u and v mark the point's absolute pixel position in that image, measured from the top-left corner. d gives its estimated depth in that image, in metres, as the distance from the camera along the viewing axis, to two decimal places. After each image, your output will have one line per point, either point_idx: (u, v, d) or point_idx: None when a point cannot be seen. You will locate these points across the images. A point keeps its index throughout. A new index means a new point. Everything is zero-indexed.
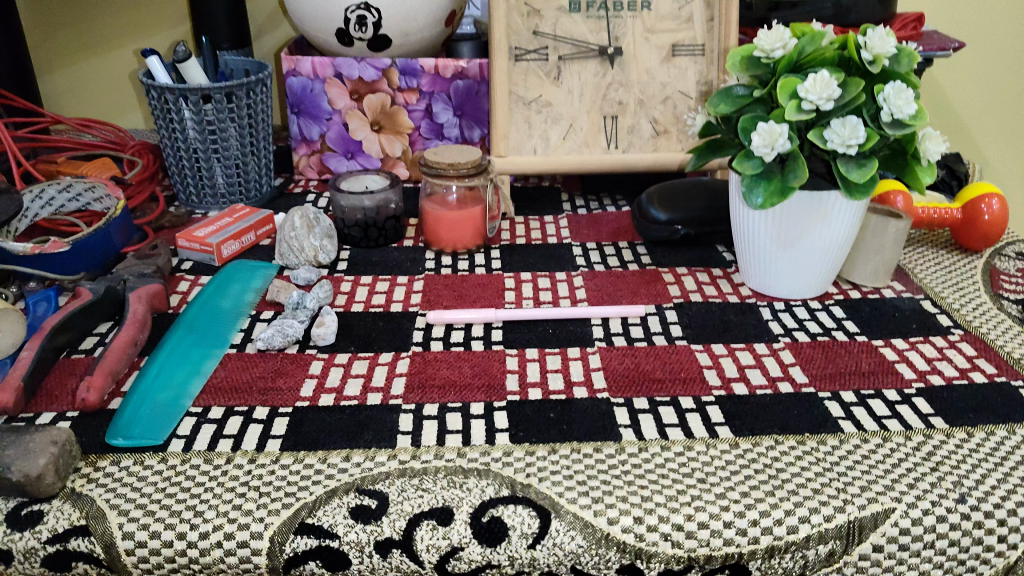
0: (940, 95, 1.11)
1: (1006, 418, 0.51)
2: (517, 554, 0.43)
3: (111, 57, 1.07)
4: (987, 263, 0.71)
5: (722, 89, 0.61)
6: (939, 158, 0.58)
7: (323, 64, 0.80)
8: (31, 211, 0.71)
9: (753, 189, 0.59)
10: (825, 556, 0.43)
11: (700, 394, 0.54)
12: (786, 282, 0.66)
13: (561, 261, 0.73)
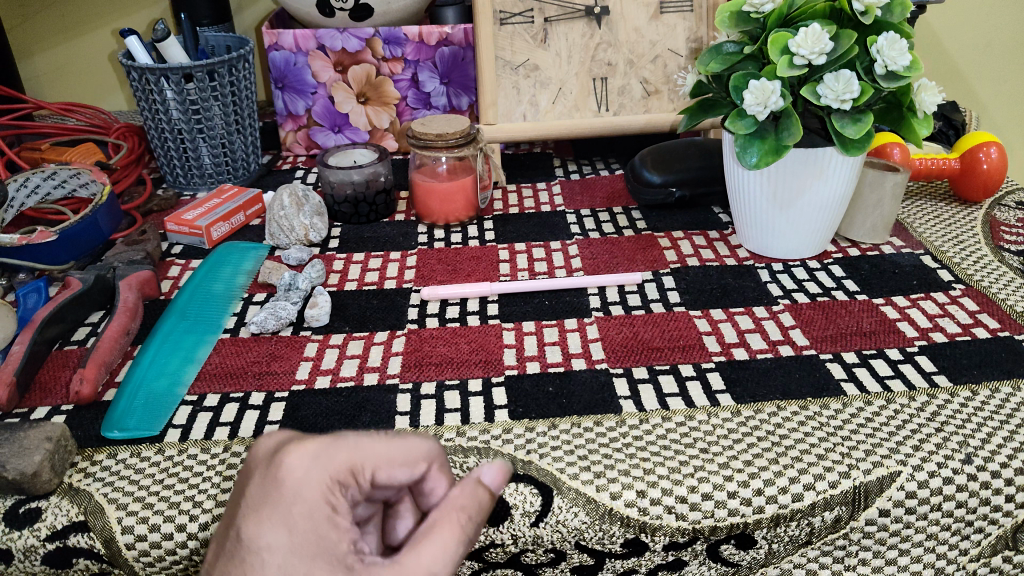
0: (935, 41, 1.09)
1: (1010, 373, 0.51)
2: (519, 532, 0.42)
3: (89, 40, 1.05)
4: (987, 214, 0.70)
5: (711, 46, 0.60)
6: (935, 110, 0.56)
7: (306, 37, 0.78)
8: (16, 201, 0.70)
9: (747, 148, 0.58)
10: (832, 522, 0.43)
11: (700, 361, 0.54)
12: (784, 242, 0.65)
13: (556, 229, 0.72)
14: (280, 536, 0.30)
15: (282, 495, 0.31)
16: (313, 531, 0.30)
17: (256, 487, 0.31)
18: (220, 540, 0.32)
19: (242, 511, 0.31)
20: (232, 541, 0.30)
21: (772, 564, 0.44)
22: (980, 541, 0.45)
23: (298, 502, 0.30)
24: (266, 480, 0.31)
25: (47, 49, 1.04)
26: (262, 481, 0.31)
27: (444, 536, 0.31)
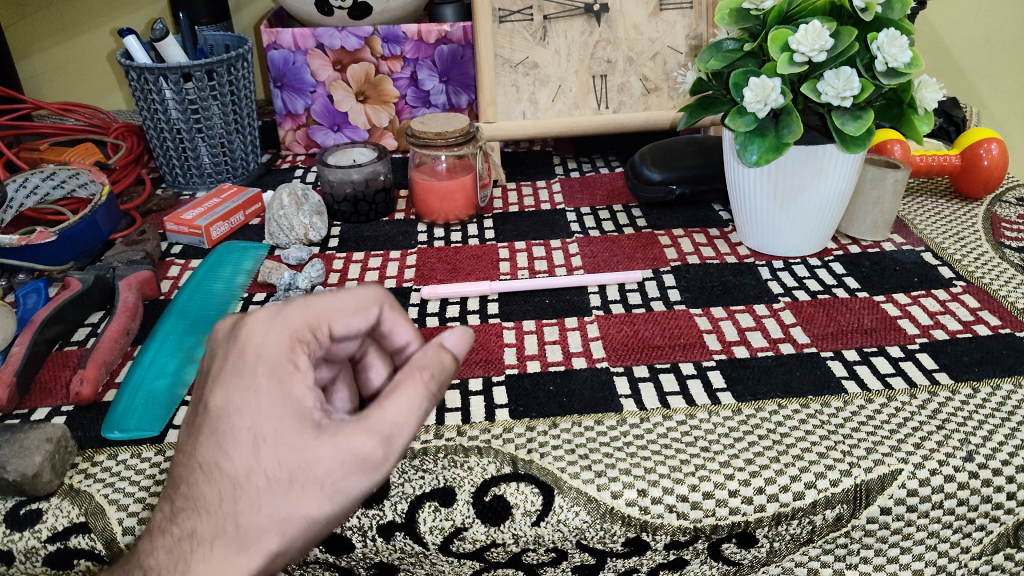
0: (934, 37, 1.09)
1: (1012, 370, 0.51)
2: (521, 531, 0.42)
3: (88, 39, 1.05)
4: (988, 211, 0.70)
5: (711, 43, 0.60)
6: (935, 106, 0.56)
7: (304, 36, 0.78)
8: (15, 202, 0.70)
9: (748, 146, 0.58)
10: (833, 520, 0.43)
11: (701, 360, 0.53)
12: (784, 240, 0.65)
13: (556, 227, 0.72)
14: (246, 400, 0.32)
15: (246, 360, 0.33)
16: (278, 391, 0.32)
17: (223, 355, 0.34)
18: (193, 409, 0.34)
19: (210, 379, 0.33)
20: (204, 406, 0.33)
21: (773, 563, 0.44)
22: (982, 539, 0.45)
23: (262, 366, 0.33)
24: (231, 347, 0.33)
25: (45, 49, 1.04)
26: (227, 348, 0.34)
27: (408, 390, 0.33)
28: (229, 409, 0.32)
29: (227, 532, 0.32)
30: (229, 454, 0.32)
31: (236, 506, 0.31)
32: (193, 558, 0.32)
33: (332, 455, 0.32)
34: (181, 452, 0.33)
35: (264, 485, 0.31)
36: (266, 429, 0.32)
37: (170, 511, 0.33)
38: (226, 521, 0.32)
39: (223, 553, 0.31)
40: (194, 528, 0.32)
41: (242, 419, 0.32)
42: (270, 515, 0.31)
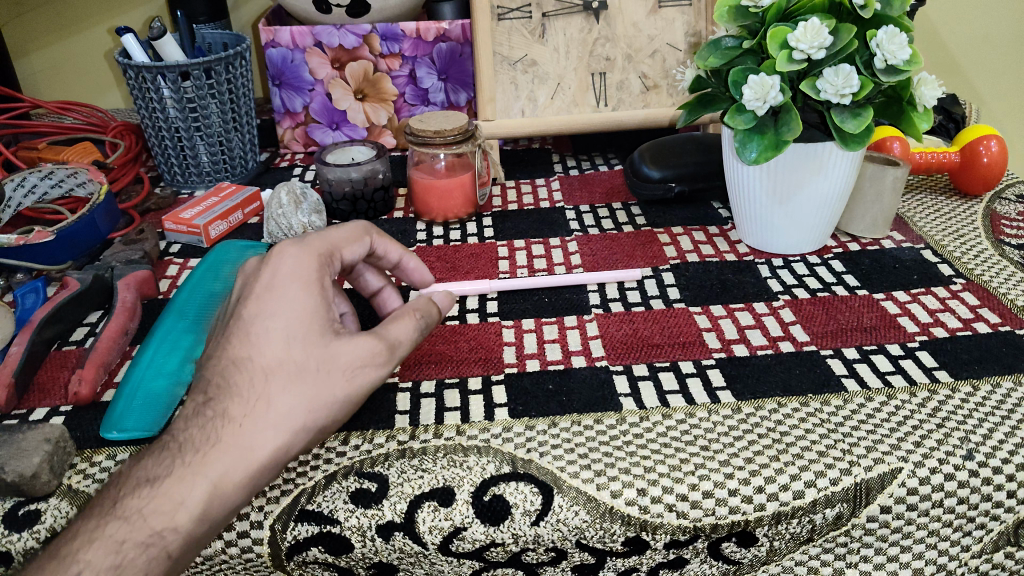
0: (932, 34, 1.09)
1: (1012, 368, 0.51)
2: (520, 531, 0.42)
3: (87, 37, 1.05)
4: (987, 208, 0.70)
5: (711, 40, 0.60)
6: (935, 104, 0.56)
7: (302, 34, 0.78)
8: (14, 201, 0.70)
9: (747, 143, 0.58)
10: (833, 519, 0.43)
11: (700, 358, 0.53)
12: (783, 238, 0.65)
13: (555, 225, 0.72)
14: (278, 305, 0.41)
15: (281, 276, 0.42)
16: (305, 298, 0.41)
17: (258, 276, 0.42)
18: (227, 324, 0.42)
19: (244, 296, 0.42)
20: (241, 313, 0.41)
21: (773, 561, 0.44)
22: (982, 537, 0.45)
23: (293, 279, 0.42)
24: (267, 269, 0.42)
25: (44, 47, 1.04)
26: (264, 270, 0.43)
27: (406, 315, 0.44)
28: (266, 311, 0.40)
29: (256, 409, 0.39)
30: (265, 344, 0.40)
31: (267, 387, 0.39)
32: (226, 431, 0.38)
33: (348, 349, 0.40)
34: (213, 355, 0.41)
35: (293, 369, 0.39)
36: (297, 326, 0.40)
37: (201, 400, 0.40)
38: (256, 399, 0.39)
39: (253, 424, 0.38)
40: (226, 408, 0.39)
41: (276, 318, 0.40)
42: (295, 395, 0.39)
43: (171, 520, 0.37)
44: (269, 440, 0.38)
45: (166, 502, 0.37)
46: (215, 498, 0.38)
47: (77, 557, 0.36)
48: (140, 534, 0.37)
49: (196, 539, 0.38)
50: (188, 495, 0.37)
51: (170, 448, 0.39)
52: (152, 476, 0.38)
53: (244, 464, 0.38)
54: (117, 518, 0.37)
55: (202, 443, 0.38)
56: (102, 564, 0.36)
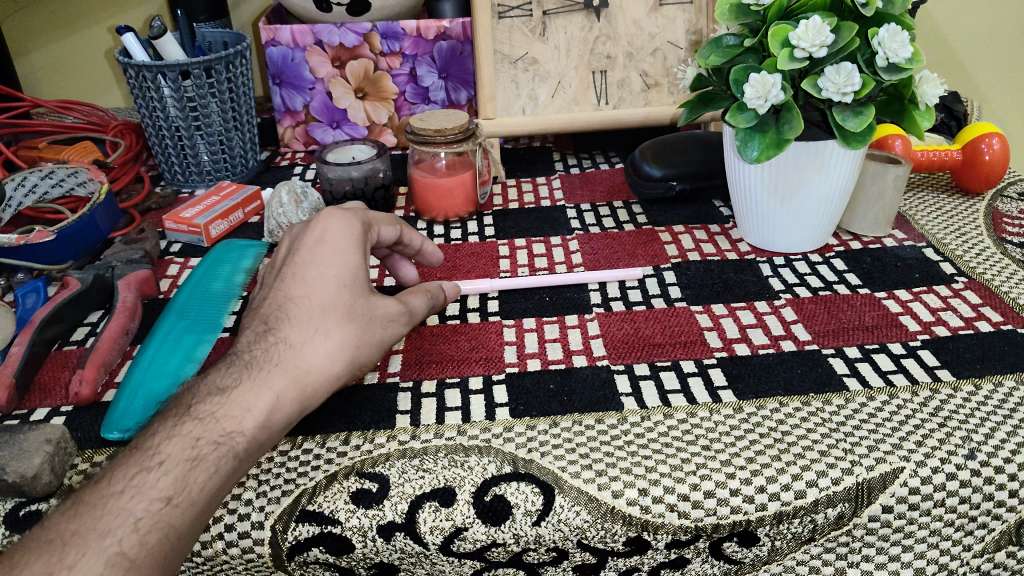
0: (935, 32, 1.08)
1: (1014, 367, 0.50)
2: (521, 531, 0.42)
3: (87, 34, 1.04)
4: (989, 206, 0.70)
5: (712, 39, 0.59)
6: (937, 102, 0.56)
7: (303, 32, 0.78)
8: (14, 200, 0.70)
9: (748, 142, 0.58)
10: (834, 519, 0.43)
11: (702, 357, 0.53)
12: (785, 236, 0.65)
13: (556, 224, 0.72)
14: (330, 258, 0.48)
15: (329, 240, 0.50)
16: (352, 255, 0.49)
17: (307, 240, 0.50)
18: (274, 278, 0.49)
19: (297, 251, 0.49)
20: (295, 266, 0.48)
21: (774, 561, 0.44)
22: (984, 536, 0.45)
23: (341, 240, 0.50)
24: (316, 234, 0.50)
25: (45, 45, 1.04)
26: (313, 234, 0.50)
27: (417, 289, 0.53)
28: (320, 260, 0.48)
29: (314, 336, 0.45)
30: (320, 287, 0.47)
31: (324, 319, 0.45)
32: (287, 354, 0.44)
33: (383, 306, 0.48)
34: (267, 300, 0.47)
35: (344, 308, 0.46)
36: (346, 277, 0.48)
37: (259, 330, 0.45)
38: (314, 329, 0.45)
39: (312, 348, 0.44)
40: (286, 336, 0.45)
41: (329, 269, 0.48)
42: (346, 331, 0.46)
43: (239, 423, 0.41)
44: (323, 363, 0.44)
45: (236, 407, 0.42)
46: (278, 406, 0.43)
47: (159, 449, 0.40)
48: (213, 433, 0.40)
49: (257, 444, 0.42)
50: (256, 402, 0.42)
51: (236, 364, 0.44)
52: (222, 385, 0.43)
53: (302, 381, 0.44)
54: (191, 418, 0.41)
55: (266, 361, 0.44)
56: (179, 456, 0.39)
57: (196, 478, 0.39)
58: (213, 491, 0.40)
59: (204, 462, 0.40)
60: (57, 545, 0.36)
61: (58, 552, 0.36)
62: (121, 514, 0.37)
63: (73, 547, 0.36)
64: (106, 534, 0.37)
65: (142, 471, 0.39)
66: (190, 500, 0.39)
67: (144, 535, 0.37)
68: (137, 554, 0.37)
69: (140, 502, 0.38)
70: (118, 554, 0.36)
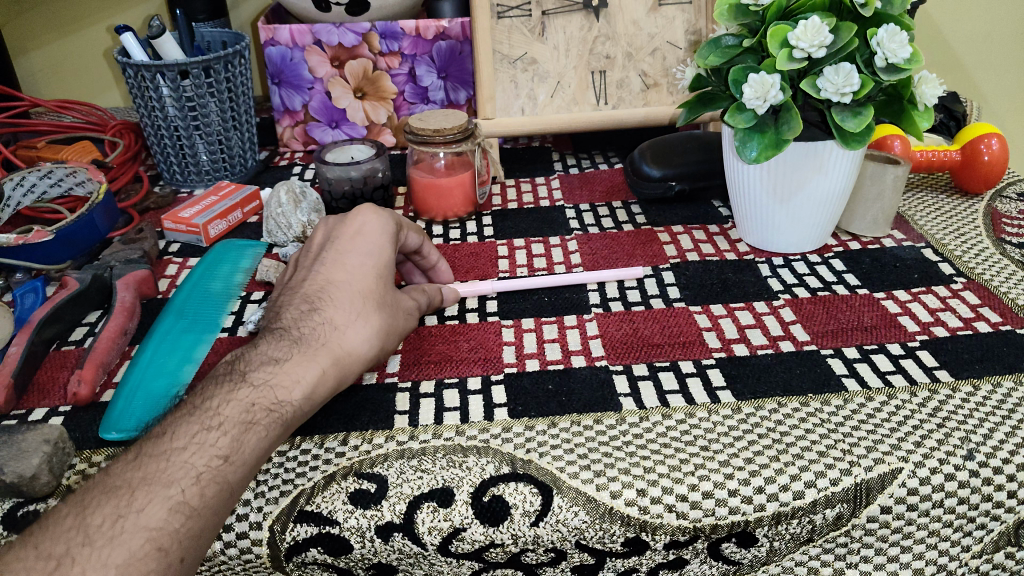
0: (935, 34, 1.08)
1: (1013, 367, 0.50)
2: (519, 532, 0.42)
3: (88, 33, 1.04)
4: (988, 206, 0.70)
5: (711, 39, 0.59)
6: (936, 102, 0.56)
7: (302, 32, 0.77)
8: (13, 200, 0.70)
9: (747, 142, 0.58)
10: (832, 519, 0.43)
11: (701, 358, 0.53)
12: (784, 237, 0.65)
13: (555, 225, 0.72)
14: (367, 251, 0.51)
15: (366, 233, 0.53)
16: (386, 250, 0.52)
17: (346, 230, 0.53)
18: (311, 264, 0.52)
19: (335, 241, 0.53)
20: (334, 253, 0.51)
21: (773, 562, 0.44)
22: (983, 537, 0.45)
23: (378, 234, 0.53)
24: (353, 227, 0.53)
25: (45, 44, 1.04)
26: (351, 226, 0.53)
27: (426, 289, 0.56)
28: (359, 251, 0.51)
29: (356, 321, 0.47)
30: (360, 275, 0.50)
31: (364, 306, 0.48)
32: (333, 335, 0.46)
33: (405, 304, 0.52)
34: (307, 284, 0.50)
35: (379, 298, 0.49)
36: (380, 269, 0.51)
37: (304, 309, 0.48)
38: (356, 313, 0.48)
39: (355, 331, 0.47)
40: (329, 317, 0.47)
41: (367, 259, 0.51)
42: (380, 318, 0.49)
43: (289, 393, 0.43)
44: (361, 347, 0.47)
45: (287, 377, 0.44)
46: (322, 381, 0.45)
47: (218, 411, 0.41)
48: (267, 400, 0.42)
49: (300, 415, 0.44)
50: (305, 374, 0.44)
51: (286, 339, 0.46)
52: (274, 356, 0.45)
53: (343, 361, 0.46)
54: (247, 384, 0.43)
55: (313, 340, 0.46)
56: (236, 418, 0.41)
57: (248, 442, 0.40)
58: (259, 456, 0.41)
59: (257, 426, 0.41)
60: (127, 489, 0.37)
61: (128, 496, 0.37)
62: (185, 467, 0.38)
63: (142, 492, 0.37)
64: (170, 483, 0.38)
65: (204, 429, 0.40)
66: (242, 461, 0.40)
67: (202, 487, 0.38)
68: (197, 504, 0.38)
69: (201, 457, 0.39)
70: (181, 502, 0.37)
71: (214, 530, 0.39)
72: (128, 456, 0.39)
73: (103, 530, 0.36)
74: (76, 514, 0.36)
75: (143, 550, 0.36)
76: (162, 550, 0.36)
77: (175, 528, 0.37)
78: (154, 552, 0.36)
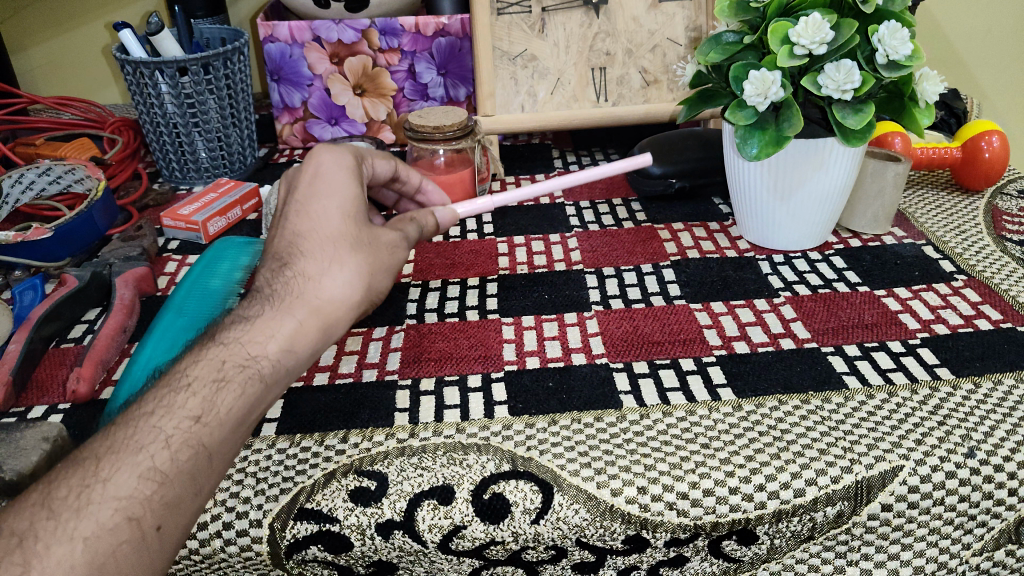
0: (935, 30, 1.08)
1: (1014, 365, 0.50)
2: (520, 529, 0.42)
3: (86, 31, 1.04)
4: (989, 204, 0.70)
5: (712, 35, 0.59)
6: (937, 99, 0.56)
7: (300, 29, 0.77)
8: (11, 197, 0.70)
9: (748, 139, 0.57)
10: (833, 517, 0.43)
11: (701, 355, 0.53)
12: (785, 234, 0.64)
13: (555, 222, 0.72)
14: (329, 190, 0.45)
15: (324, 170, 0.46)
16: (351, 186, 0.46)
17: (302, 172, 0.46)
18: (276, 217, 0.46)
19: (293, 185, 0.46)
20: (295, 198, 0.45)
21: (774, 559, 0.44)
22: (984, 535, 0.45)
23: (340, 169, 0.46)
24: (310, 165, 0.46)
25: (44, 41, 1.04)
26: (307, 166, 0.46)
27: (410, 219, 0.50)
28: (320, 192, 0.45)
29: (330, 269, 0.42)
30: (327, 218, 0.43)
31: (336, 251, 0.42)
32: (307, 287, 0.41)
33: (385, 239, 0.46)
34: (273, 242, 0.44)
35: (353, 238, 0.43)
36: (351, 208, 0.45)
37: (275, 267, 0.42)
38: (329, 260, 0.42)
39: (330, 279, 0.42)
40: (301, 270, 0.42)
41: (331, 199, 0.44)
42: (359, 260, 0.43)
43: (263, 348, 0.39)
44: (341, 293, 0.42)
45: (259, 333, 0.40)
46: (300, 334, 0.40)
47: (186, 372, 0.38)
48: (238, 357, 0.39)
49: (281, 370, 0.40)
50: (280, 328, 0.40)
51: (258, 297, 0.41)
52: (246, 314, 0.41)
53: (324, 313, 0.41)
54: (216, 344, 0.39)
55: (287, 293, 0.41)
56: (206, 377, 0.38)
57: (223, 400, 0.37)
58: (240, 414, 0.38)
59: (230, 383, 0.38)
60: (93, 460, 0.34)
61: (93, 467, 0.34)
62: (153, 431, 0.35)
63: (108, 462, 0.34)
64: (138, 450, 0.35)
65: (171, 392, 0.37)
66: (218, 421, 0.37)
67: (174, 452, 0.35)
68: (169, 469, 0.35)
69: (171, 420, 0.36)
70: (151, 468, 0.34)
71: (196, 493, 0.36)
72: (104, 428, 0.37)
73: (70, 503, 0.33)
74: (38, 489, 0.34)
75: (113, 521, 0.33)
76: (134, 521, 0.33)
77: (147, 495, 0.34)
78: (124, 523, 0.33)
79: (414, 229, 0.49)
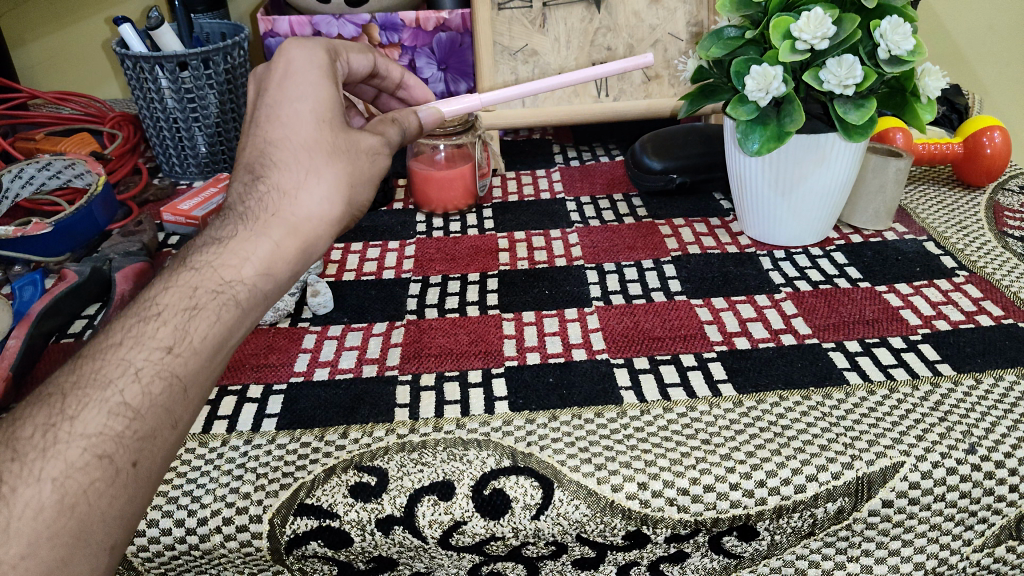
0: (937, 25, 1.08)
1: (1016, 362, 0.50)
2: (520, 525, 0.42)
3: (84, 25, 1.04)
4: (990, 199, 0.70)
5: (713, 30, 0.59)
6: (939, 94, 0.56)
7: (300, 24, 0.77)
8: (11, 192, 0.69)
9: (749, 134, 0.57)
10: (834, 513, 0.43)
11: (701, 351, 0.53)
12: (787, 229, 0.64)
13: (555, 217, 0.72)
14: (301, 94, 0.43)
15: (295, 72, 0.43)
16: (326, 88, 0.43)
17: (272, 74, 0.44)
18: (246, 121, 0.44)
19: (264, 87, 0.44)
20: (266, 104, 0.43)
21: (774, 555, 0.44)
22: (985, 531, 0.44)
23: (311, 71, 0.43)
24: (281, 66, 0.44)
25: (44, 36, 1.03)
26: (278, 66, 0.44)
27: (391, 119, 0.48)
28: (291, 98, 0.42)
29: (308, 181, 0.41)
30: (300, 126, 0.42)
31: (312, 160, 0.41)
32: (283, 203, 0.40)
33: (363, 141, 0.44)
34: (244, 151, 0.42)
35: (330, 146, 0.42)
36: (325, 114, 0.43)
37: (247, 181, 0.41)
38: (305, 172, 0.41)
39: (307, 193, 0.41)
40: (275, 183, 0.40)
41: (303, 106, 0.42)
42: (338, 170, 0.42)
43: (238, 272, 0.38)
44: (319, 208, 0.41)
45: (232, 256, 0.38)
46: (278, 256, 0.39)
47: (155, 301, 0.36)
48: (211, 282, 0.37)
49: (258, 294, 0.39)
50: (256, 250, 0.39)
51: (231, 216, 0.40)
52: (218, 236, 0.39)
53: (301, 230, 0.40)
54: (187, 268, 0.38)
55: (262, 211, 0.40)
56: (178, 306, 0.36)
57: (197, 327, 0.36)
58: (216, 342, 0.36)
59: (204, 311, 0.36)
60: (59, 396, 0.33)
61: (60, 404, 0.32)
62: (122, 364, 0.34)
63: (74, 398, 0.33)
64: (107, 385, 0.33)
65: (139, 323, 0.35)
66: (192, 350, 0.35)
67: (146, 385, 0.34)
68: (141, 404, 0.33)
69: (140, 352, 0.34)
70: (121, 404, 0.33)
71: (173, 426, 0.34)
72: (71, 363, 0.35)
73: (36, 443, 0.31)
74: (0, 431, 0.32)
75: (82, 459, 0.31)
76: (106, 458, 0.32)
77: (119, 431, 0.32)
78: (95, 461, 0.32)
79: (395, 132, 0.48)
